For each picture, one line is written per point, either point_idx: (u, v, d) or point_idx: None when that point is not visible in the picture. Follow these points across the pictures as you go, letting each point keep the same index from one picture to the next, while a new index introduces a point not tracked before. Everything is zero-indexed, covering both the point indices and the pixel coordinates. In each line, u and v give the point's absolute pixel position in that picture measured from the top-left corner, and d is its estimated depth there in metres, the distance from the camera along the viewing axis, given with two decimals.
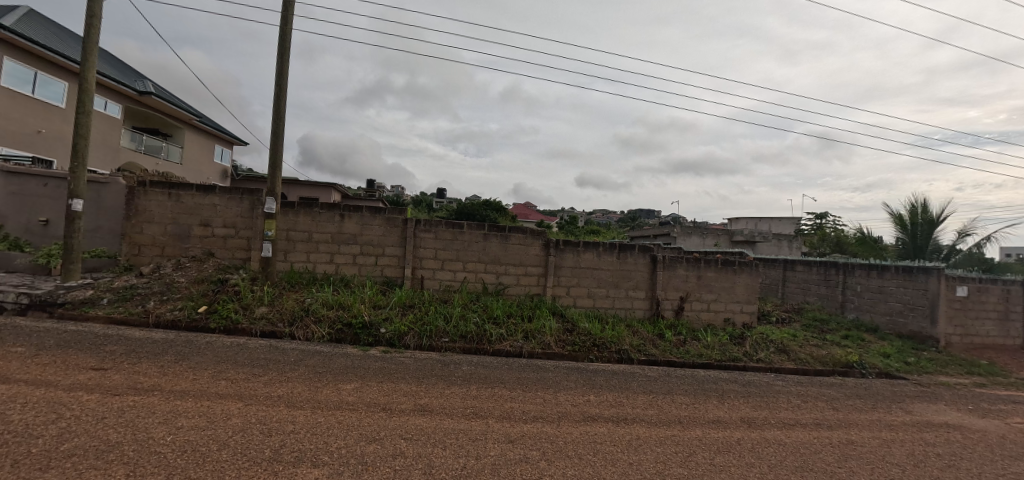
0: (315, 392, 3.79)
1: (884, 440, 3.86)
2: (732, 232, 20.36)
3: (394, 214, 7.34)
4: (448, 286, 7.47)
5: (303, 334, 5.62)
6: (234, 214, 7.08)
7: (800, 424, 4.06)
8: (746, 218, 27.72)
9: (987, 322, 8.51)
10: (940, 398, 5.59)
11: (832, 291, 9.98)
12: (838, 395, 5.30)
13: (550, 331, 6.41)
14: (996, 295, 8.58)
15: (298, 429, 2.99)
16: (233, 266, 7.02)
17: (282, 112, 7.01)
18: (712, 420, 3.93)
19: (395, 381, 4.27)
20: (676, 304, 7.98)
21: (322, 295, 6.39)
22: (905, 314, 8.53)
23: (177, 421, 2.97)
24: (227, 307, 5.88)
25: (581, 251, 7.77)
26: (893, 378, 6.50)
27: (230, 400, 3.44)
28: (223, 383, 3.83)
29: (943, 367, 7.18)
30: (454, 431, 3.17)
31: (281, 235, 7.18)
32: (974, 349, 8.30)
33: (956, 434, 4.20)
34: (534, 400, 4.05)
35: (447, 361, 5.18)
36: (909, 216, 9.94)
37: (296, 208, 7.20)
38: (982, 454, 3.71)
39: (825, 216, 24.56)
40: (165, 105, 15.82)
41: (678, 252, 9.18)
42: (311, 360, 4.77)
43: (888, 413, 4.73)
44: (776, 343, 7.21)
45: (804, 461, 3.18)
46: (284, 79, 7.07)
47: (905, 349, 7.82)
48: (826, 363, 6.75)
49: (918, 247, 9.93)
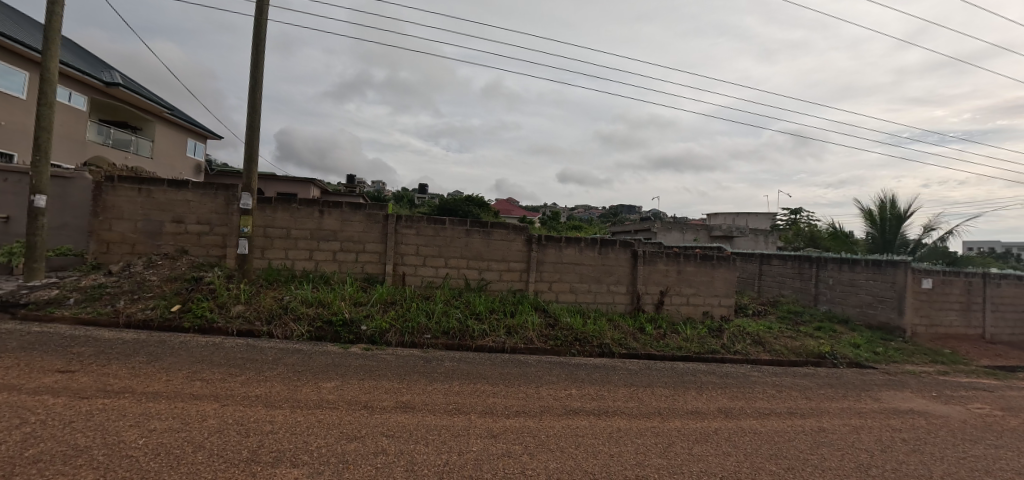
0: (294, 391, 3.72)
1: (854, 426, 4.01)
2: (711, 228, 20.74)
3: (374, 210, 7.24)
4: (430, 282, 7.42)
5: (281, 333, 5.51)
6: (209, 210, 6.88)
7: (775, 413, 4.19)
8: (725, 214, 28.29)
9: (950, 312, 8.90)
10: (907, 386, 5.83)
11: (806, 284, 10.30)
12: (812, 384, 5.47)
13: (533, 326, 6.45)
14: (958, 287, 8.97)
15: (276, 429, 2.93)
16: (208, 264, 6.83)
17: (258, 106, 6.83)
18: (690, 411, 4.02)
19: (377, 379, 4.23)
20: (656, 298, 8.11)
21: (300, 293, 6.28)
22: (875, 306, 8.85)
23: (150, 423, 2.89)
24: (202, 306, 5.73)
25: (563, 246, 7.81)
26: (863, 368, 6.75)
27: (206, 400, 3.36)
28: (198, 383, 3.74)
29: (909, 356, 7.49)
30: (437, 428, 3.16)
31: (258, 232, 7.01)
32: (937, 339, 8.68)
33: (921, 420, 4.39)
34: (517, 395, 4.07)
35: (429, 358, 5.15)
36: (879, 212, 10.28)
37: (273, 204, 7.03)
38: (944, 438, 3.90)
39: (800, 212, 25.18)
40: (134, 97, 15.23)
41: (659, 247, 9.32)
42: (290, 359, 4.68)
43: (858, 401, 4.91)
44: (753, 335, 7.40)
45: (778, 449, 3.28)
46: (260, 72, 6.88)
47: (874, 339, 8.13)
48: (799, 354, 6.97)
49: (886, 242, 10.29)
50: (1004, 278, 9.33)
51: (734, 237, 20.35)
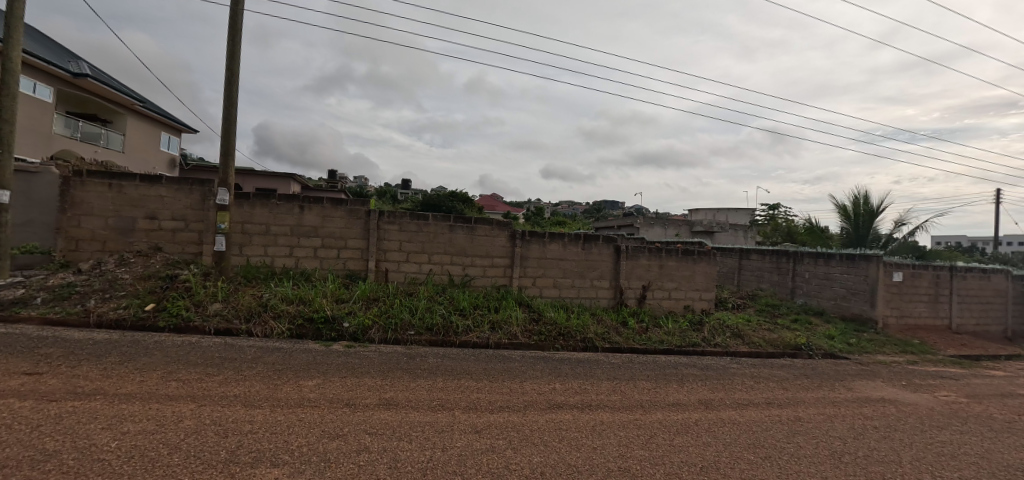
0: (274, 390, 3.64)
1: (828, 415, 4.14)
2: (692, 223, 21.08)
3: (356, 205, 7.14)
4: (413, 279, 7.36)
5: (260, 331, 5.39)
6: (183, 206, 6.68)
7: (753, 404, 4.29)
8: (706, 210, 28.78)
9: (919, 304, 9.24)
10: (878, 375, 6.04)
11: (783, 278, 10.56)
12: (789, 375, 5.62)
13: (517, 322, 6.46)
14: (927, 280, 9.32)
15: (255, 428, 2.88)
16: (183, 261, 6.64)
17: (235, 98, 6.65)
18: (672, 404, 4.08)
19: (359, 376, 4.19)
20: (639, 293, 8.21)
21: (280, 290, 6.16)
22: (848, 298, 9.14)
23: (123, 425, 2.79)
24: (178, 304, 5.57)
25: (547, 241, 7.83)
26: (836, 358, 6.97)
27: (182, 401, 3.27)
28: (174, 384, 3.64)
29: (880, 346, 7.76)
30: (420, 424, 3.14)
31: (235, 228, 6.84)
32: (907, 330, 9.01)
33: (892, 407, 4.56)
34: (501, 390, 4.08)
35: (412, 354, 5.12)
36: (853, 207, 10.59)
37: (251, 199, 6.87)
38: (913, 424, 4.05)
39: (778, 207, 25.75)
40: (103, 88, 14.64)
41: (642, 242, 9.42)
42: (269, 358, 4.58)
43: (832, 390, 5.07)
44: (732, 328, 7.56)
45: (756, 439, 3.36)
46: (235, 64, 6.69)
47: (848, 330, 8.40)
48: (777, 345, 7.15)
49: (860, 236, 10.60)
50: (969, 271, 9.72)
51: (715, 232, 20.72)
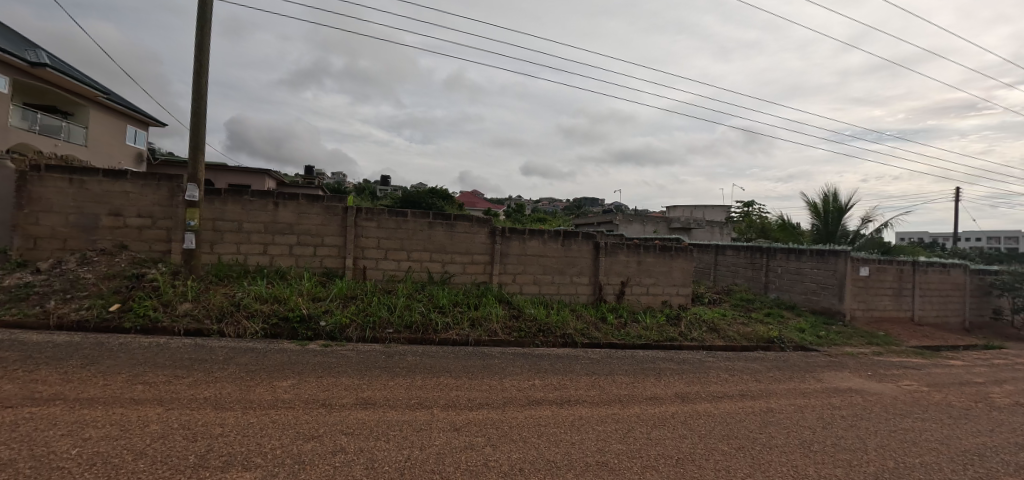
0: (245, 392, 3.54)
1: (799, 406, 4.26)
2: (670, 220, 21.44)
3: (333, 202, 7.00)
4: (392, 276, 7.26)
5: (233, 331, 5.23)
6: (150, 202, 6.42)
7: (728, 396, 4.40)
8: (684, 207, 29.35)
9: (884, 297, 9.62)
10: (846, 366, 6.26)
11: (757, 273, 10.85)
12: (761, 368, 5.78)
13: (496, 318, 6.45)
14: (891, 274, 9.70)
15: (227, 432, 2.79)
16: (151, 260, 6.39)
17: (205, 91, 6.42)
18: (649, 398, 4.14)
19: (336, 376, 4.10)
20: (618, 289, 8.31)
21: (254, 289, 6.00)
22: (819, 293, 9.45)
23: (84, 431, 2.66)
24: (145, 305, 5.36)
25: (527, 238, 7.84)
26: (807, 350, 7.20)
27: (148, 405, 3.14)
28: (140, 387, 3.50)
29: (848, 338, 8.05)
30: (398, 423, 3.10)
31: (206, 225, 6.62)
32: (873, 322, 9.38)
33: (858, 397, 4.74)
34: (480, 387, 4.07)
35: (391, 352, 5.07)
36: (823, 204, 10.93)
37: (222, 196, 6.65)
38: (879, 413, 4.23)
39: (752, 204, 26.41)
40: (63, 79, 13.95)
41: (621, 238, 9.52)
42: (242, 358, 4.46)
43: (803, 381, 5.24)
44: (708, 323, 7.73)
45: (730, 430, 3.45)
46: (205, 55, 6.45)
47: (818, 323, 8.70)
48: (750, 339, 7.34)
49: (829, 233, 10.96)
50: (930, 266, 10.17)
51: (692, 229, 21.14)
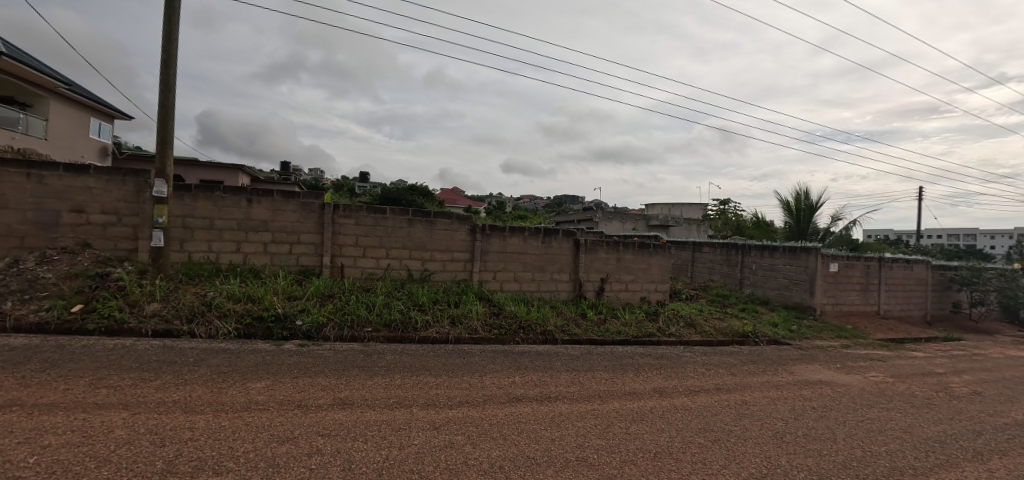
0: (218, 394, 3.43)
1: (772, 398, 4.39)
2: (648, 217, 21.78)
3: (309, 198, 6.85)
4: (370, 274, 7.15)
5: (204, 332, 5.07)
6: (115, 198, 6.15)
7: (704, 390, 4.49)
8: (661, 205, 29.87)
9: (852, 292, 9.98)
10: (816, 359, 6.48)
11: (732, 269, 11.12)
12: (736, 362, 5.93)
13: (477, 315, 6.44)
14: (859, 270, 10.07)
15: (197, 435, 2.70)
16: (116, 259, 6.11)
17: (173, 82, 6.17)
18: (628, 393, 4.19)
19: (313, 376, 4.02)
20: (597, 286, 8.39)
21: (226, 288, 5.82)
22: (791, 288, 9.74)
23: (43, 438, 2.54)
24: (109, 305, 5.14)
25: (507, 235, 7.83)
26: (779, 344, 7.42)
27: (113, 410, 3.01)
28: (104, 391, 3.35)
29: (819, 332, 8.34)
30: (376, 423, 3.05)
31: (175, 222, 6.38)
32: (842, 316, 9.74)
33: (828, 388, 4.92)
34: (460, 385, 4.04)
35: (369, 351, 5.00)
36: (795, 203, 11.26)
37: (193, 192, 6.43)
38: (847, 404, 4.39)
39: (728, 202, 27.07)
40: (20, 68, 13.15)
41: (601, 235, 9.62)
42: (214, 359, 4.32)
43: (776, 374, 5.40)
44: (685, 318, 7.90)
45: (706, 423, 3.52)
46: (174, 45, 6.21)
47: (790, 318, 8.98)
48: (726, 334, 7.52)
49: (801, 230, 11.30)
50: (895, 262, 10.60)
51: (670, 226, 21.52)
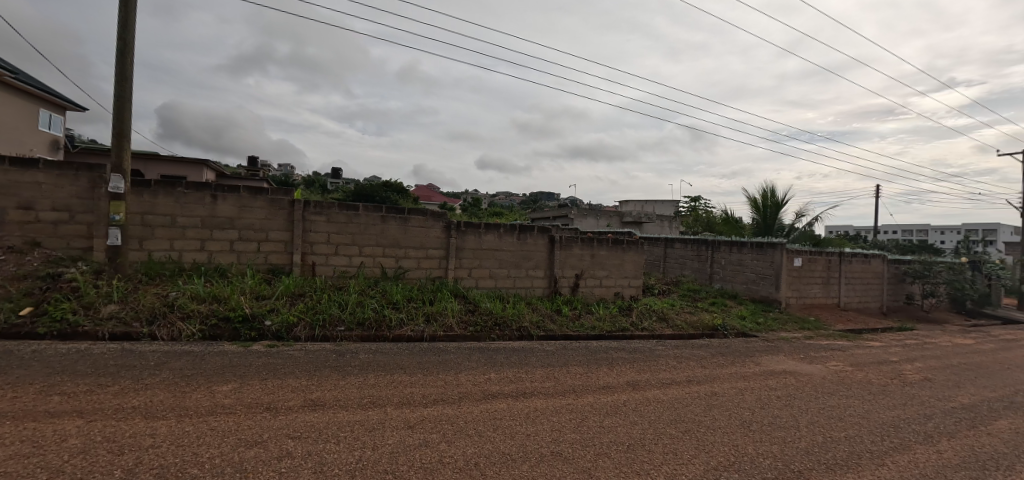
0: (181, 398, 3.30)
1: (740, 389, 4.55)
2: (622, 214, 22.12)
3: (278, 195, 6.65)
4: (343, 272, 7.00)
5: (166, 334, 4.86)
6: (67, 195, 5.80)
7: (676, 382, 4.61)
8: (635, 202, 30.40)
9: (815, 285, 10.42)
10: (782, 350, 6.74)
11: (702, 264, 11.44)
12: (706, 354, 6.11)
13: (452, 313, 6.40)
14: (821, 265, 10.53)
15: (159, 442, 2.59)
16: (69, 259, 5.76)
17: (130, 72, 5.87)
18: (602, 386, 4.26)
19: (282, 377, 3.91)
20: (572, 282, 8.48)
21: (190, 288, 5.60)
22: (758, 282, 10.09)
23: None
24: (61, 307, 4.84)
25: (482, 232, 7.81)
26: (747, 336, 7.69)
27: (66, 418, 2.85)
28: (56, 398, 3.17)
29: (784, 324, 8.69)
30: (349, 424, 3.00)
31: (133, 220, 6.08)
32: (806, 309, 10.16)
33: (791, 378, 5.13)
34: (435, 383, 4.02)
35: (342, 351, 4.90)
36: (762, 199, 11.66)
37: (153, 188, 6.14)
38: (808, 392, 4.60)
39: (698, 199, 27.81)
40: None
41: (575, 232, 9.71)
42: (177, 362, 4.15)
43: (744, 365, 5.60)
44: (657, 312, 8.08)
45: (677, 414, 3.61)
46: (131, 33, 5.90)
47: (757, 310, 9.31)
48: (697, 327, 7.74)
49: (767, 226, 11.71)
50: (854, 256, 11.12)
51: (643, 223, 21.93)
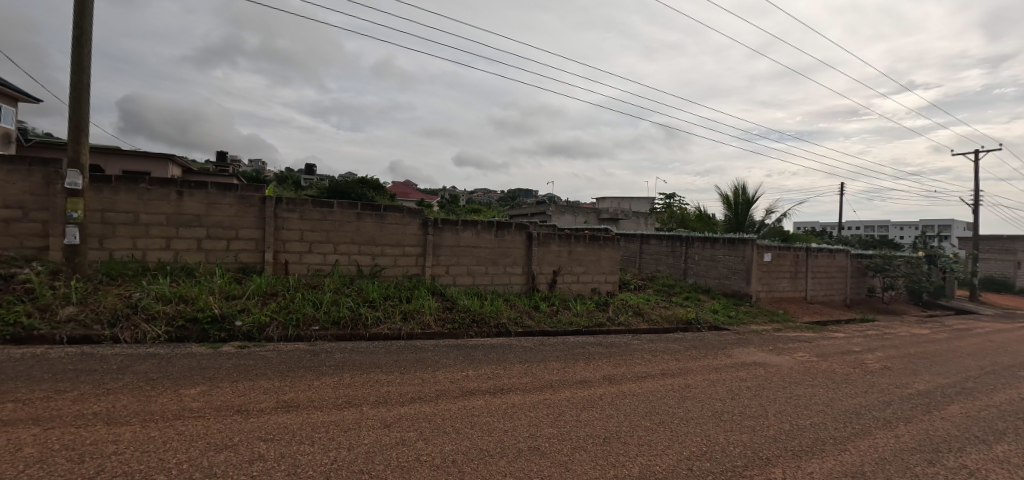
0: (146, 403, 3.18)
1: (712, 380, 4.69)
2: (599, 210, 22.35)
3: (249, 192, 6.47)
4: (317, 270, 6.86)
5: (130, 336, 4.66)
6: (19, 191, 5.48)
7: (651, 375, 4.72)
8: (612, 199, 30.80)
9: (783, 279, 10.80)
10: (752, 342, 6.98)
11: (677, 260, 11.69)
12: (680, 347, 6.27)
13: (429, 310, 6.36)
14: (789, 259, 10.92)
15: (124, 449, 2.49)
16: (22, 259, 5.45)
17: (87, 62, 5.57)
18: (579, 381, 4.32)
19: (254, 379, 3.81)
20: (550, 278, 8.54)
21: (155, 288, 5.38)
22: (730, 277, 10.39)
23: None
24: (14, 310, 4.58)
25: (460, 229, 7.78)
26: (719, 329, 7.92)
27: (21, 426, 2.71)
28: (10, 405, 3.00)
29: (754, 317, 8.99)
30: (324, 425, 2.95)
31: (93, 217, 5.79)
32: (774, 302, 10.52)
33: (760, 369, 5.32)
34: (413, 381, 3.99)
35: (317, 351, 4.81)
36: (734, 196, 11.99)
37: (114, 184, 5.86)
38: (776, 382, 4.77)
39: (673, 196, 28.37)
40: None
41: (553, 228, 9.78)
42: (141, 366, 3.99)
43: (716, 358, 5.77)
44: (633, 307, 8.24)
45: (652, 407, 3.69)
46: (88, 21, 5.61)
47: (729, 304, 9.60)
48: (671, 321, 7.93)
49: (739, 222, 12.04)
50: (820, 251, 11.57)
51: (619, 219, 22.23)
